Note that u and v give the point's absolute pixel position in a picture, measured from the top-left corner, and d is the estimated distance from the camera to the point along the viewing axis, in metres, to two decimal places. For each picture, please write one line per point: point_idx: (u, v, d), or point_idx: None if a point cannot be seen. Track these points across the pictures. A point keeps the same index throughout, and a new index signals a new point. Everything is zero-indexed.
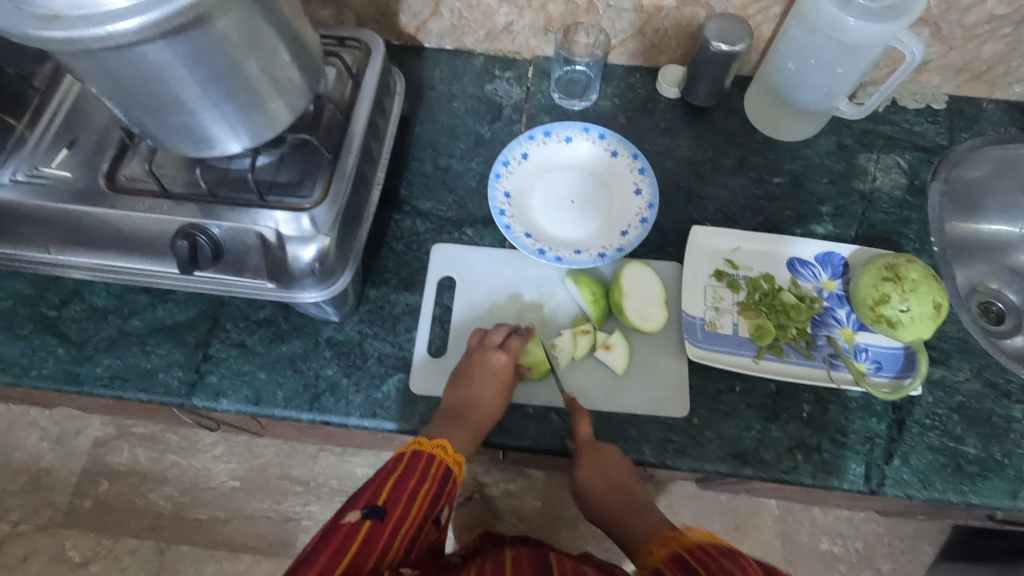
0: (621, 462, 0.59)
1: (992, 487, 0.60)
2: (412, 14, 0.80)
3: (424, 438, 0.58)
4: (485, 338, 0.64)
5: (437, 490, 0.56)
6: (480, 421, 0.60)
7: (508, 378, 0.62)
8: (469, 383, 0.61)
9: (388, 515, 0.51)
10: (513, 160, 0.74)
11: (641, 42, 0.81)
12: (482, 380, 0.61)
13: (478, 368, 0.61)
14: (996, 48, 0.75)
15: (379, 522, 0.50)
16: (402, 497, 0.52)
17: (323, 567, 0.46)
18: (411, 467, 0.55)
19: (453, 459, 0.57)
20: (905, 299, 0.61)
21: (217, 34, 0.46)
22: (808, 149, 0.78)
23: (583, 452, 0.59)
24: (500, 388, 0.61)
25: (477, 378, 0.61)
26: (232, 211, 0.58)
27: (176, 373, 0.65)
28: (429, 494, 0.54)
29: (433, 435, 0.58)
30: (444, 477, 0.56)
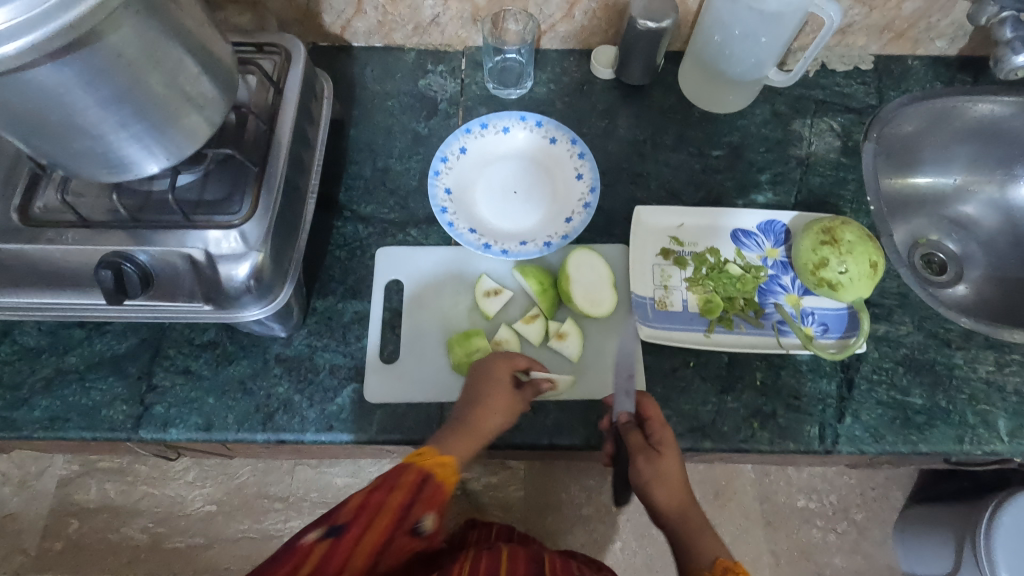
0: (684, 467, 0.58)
1: (939, 433, 0.62)
2: (335, 13, 0.78)
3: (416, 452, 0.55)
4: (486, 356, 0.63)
5: (410, 501, 0.52)
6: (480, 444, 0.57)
7: (509, 394, 0.59)
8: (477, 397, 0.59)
9: (348, 531, 0.48)
10: (451, 156, 0.73)
11: (571, 25, 0.80)
12: (502, 398, 0.59)
13: (502, 387, 0.59)
14: (914, 5, 0.76)
15: (337, 539, 0.47)
16: (370, 512, 0.50)
17: None
18: (401, 466, 0.53)
19: (434, 465, 0.54)
20: (843, 261, 0.61)
21: (112, 50, 0.43)
22: (744, 119, 0.79)
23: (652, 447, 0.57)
24: (507, 407, 0.59)
25: (501, 398, 0.59)
26: (157, 234, 0.56)
27: (120, 408, 0.63)
28: (400, 505, 0.51)
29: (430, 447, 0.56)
30: (420, 485, 0.52)
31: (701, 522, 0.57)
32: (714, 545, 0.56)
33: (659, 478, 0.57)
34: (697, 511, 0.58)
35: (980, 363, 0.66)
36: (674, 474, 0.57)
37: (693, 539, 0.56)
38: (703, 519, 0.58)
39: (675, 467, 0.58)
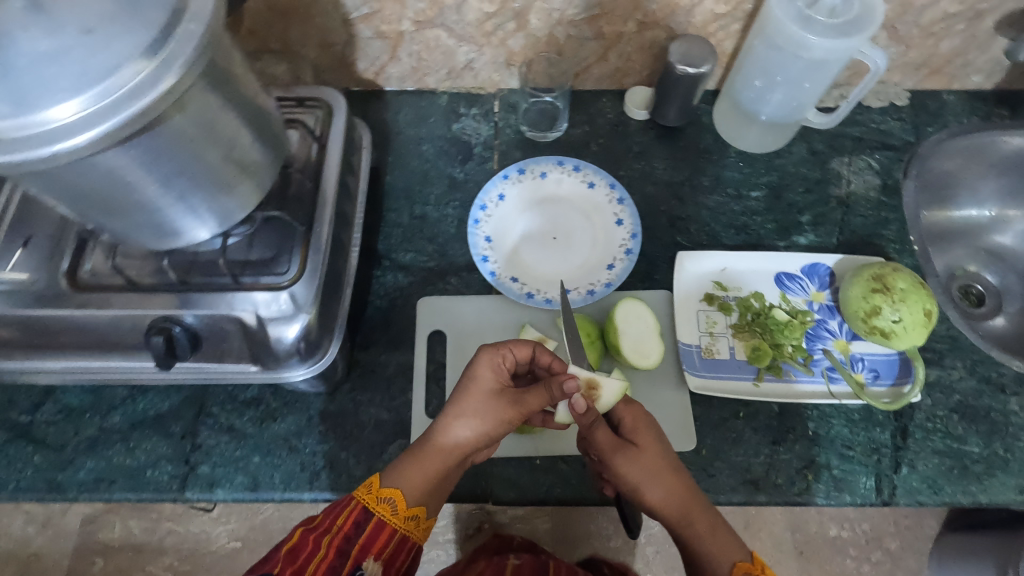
0: (674, 463, 0.57)
1: (999, 483, 0.61)
2: (370, 60, 0.78)
3: (369, 486, 0.54)
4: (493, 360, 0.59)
5: (352, 540, 0.51)
6: (454, 461, 0.56)
7: (491, 403, 0.56)
8: (451, 406, 0.57)
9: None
10: (490, 203, 0.73)
11: (605, 67, 0.79)
12: (488, 406, 0.56)
13: (481, 396, 0.57)
14: (953, 43, 0.75)
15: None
16: (303, 554, 0.50)
17: None
18: (329, 509, 0.53)
19: (385, 498, 0.53)
20: (896, 309, 0.60)
21: (177, 130, 0.43)
22: (782, 159, 0.78)
23: (630, 449, 0.56)
24: (491, 419, 0.56)
25: (481, 407, 0.56)
26: (206, 297, 0.55)
27: (165, 468, 0.62)
28: (334, 548, 0.50)
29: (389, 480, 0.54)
30: (361, 525, 0.52)
31: (708, 514, 0.55)
32: (729, 544, 0.54)
33: (642, 480, 0.55)
34: (700, 506, 0.55)
35: None
36: (653, 466, 0.56)
37: (699, 538, 0.54)
38: (708, 512, 0.55)
39: (654, 463, 0.56)
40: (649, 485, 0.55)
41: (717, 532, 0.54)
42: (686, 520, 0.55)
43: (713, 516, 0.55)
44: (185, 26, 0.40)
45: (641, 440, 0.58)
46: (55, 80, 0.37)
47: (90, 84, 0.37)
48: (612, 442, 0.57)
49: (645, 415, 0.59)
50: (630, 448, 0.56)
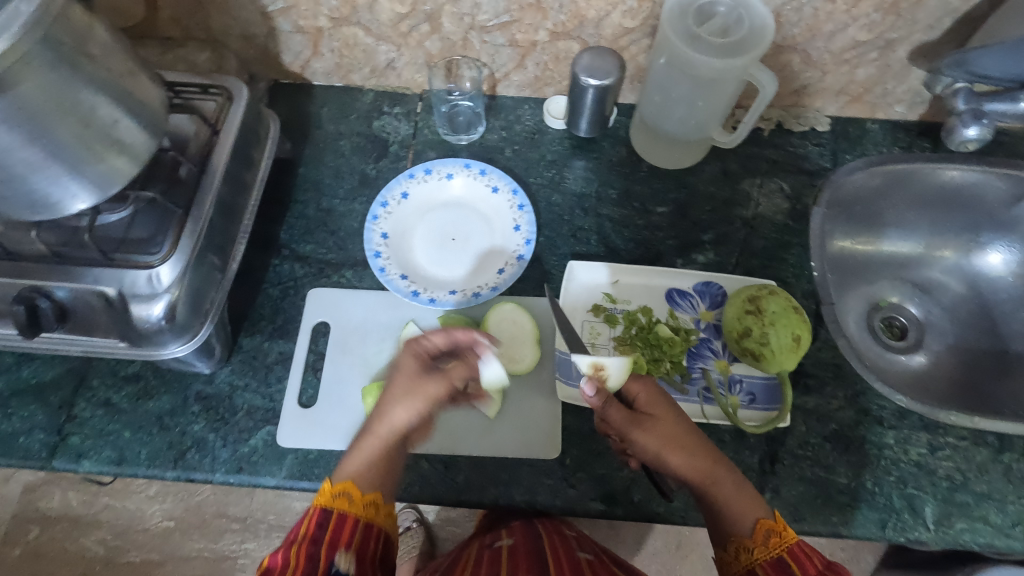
0: (691, 428, 0.57)
1: (861, 516, 0.60)
2: (293, 54, 0.80)
3: (323, 491, 0.54)
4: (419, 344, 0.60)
5: (321, 540, 0.51)
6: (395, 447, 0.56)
7: (419, 385, 0.57)
8: (383, 396, 0.58)
9: None
10: (392, 201, 0.74)
11: (524, 75, 0.80)
12: (406, 387, 0.57)
13: (407, 380, 0.58)
14: (868, 72, 0.75)
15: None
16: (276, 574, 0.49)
17: None
18: (293, 529, 0.52)
19: (340, 494, 0.53)
20: (765, 332, 0.60)
21: (17, 100, 0.45)
22: (692, 176, 0.78)
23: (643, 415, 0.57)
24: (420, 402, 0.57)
25: (405, 388, 0.57)
26: (74, 271, 0.56)
27: (37, 437, 0.63)
28: (303, 553, 0.50)
29: (341, 476, 0.55)
30: (322, 524, 0.52)
31: (732, 475, 0.55)
32: (752, 503, 0.54)
33: (667, 446, 0.55)
34: (725, 469, 0.56)
35: (912, 444, 0.64)
36: (672, 433, 0.56)
37: (726, 501, 0.54)
38: (731, 472, 0.55)
39: (672, 432, 0.56)
40: (669, 452, 0.55)
41: (743, 495, 0.54)
42: (713, 480, 0.55)
43: (736, 477, 0.55)
44: (15, 5, 0.42)
45: (656, 410, 0.58)
46: None
47: None
48: (624, 414, 0.56)
49: (651, 385, 0.59)
50: (645, 418, 0.56)
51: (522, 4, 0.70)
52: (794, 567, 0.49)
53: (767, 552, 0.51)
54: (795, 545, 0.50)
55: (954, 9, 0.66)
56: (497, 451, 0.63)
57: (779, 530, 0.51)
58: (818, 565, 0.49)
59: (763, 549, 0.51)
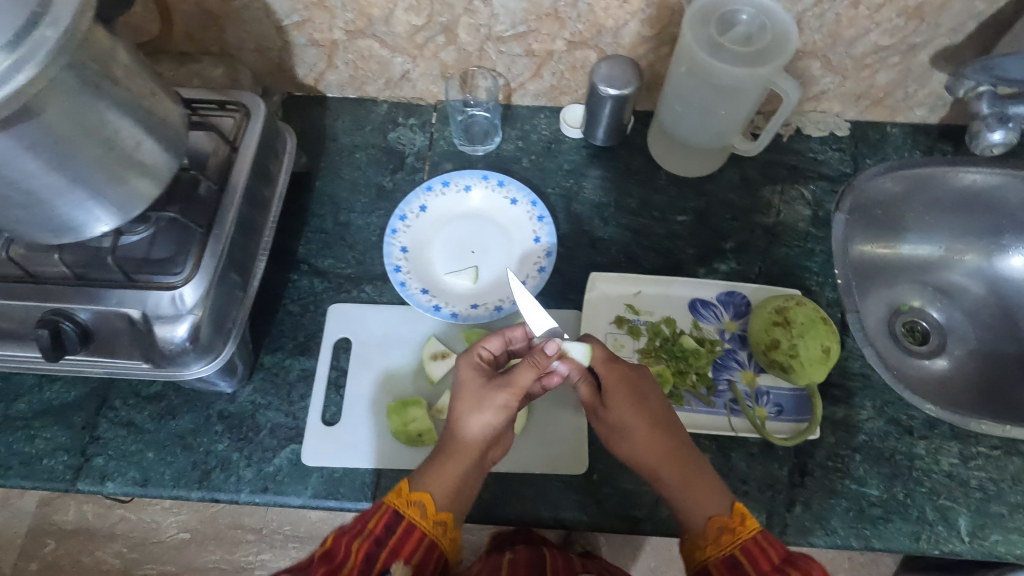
0: (655, 414, 0.58)
1: (893, 529, 0.60)
2: (307, 67, 0.79)
3: (399, 489, 0.55)
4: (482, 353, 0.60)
5: (383, 541, 0.52)
6: (472, 462, 0.56)
7: (487, 396, 0.57)
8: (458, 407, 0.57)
9: None
10: (410, 214, 0.73)
11: (540, 84, 0.79)
12: (489, 397, 0.56)
13: (474, 391, 0.57)
14: (889, 76, 0.74)
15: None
16: (337, 559, 0.51)
17: None
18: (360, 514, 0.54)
19: (410, 499, 0.54)
20: (794, 344, 0.59)
21: (42, 126, 0.44)
22: (712, 184, 0.77)
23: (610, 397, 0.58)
24: (490, 411, 0.56)
25: (484, 400, 0.56)
26: (98, 293, 0.56)
27: (61, 458, 0.63)
28: (363, 551, 0.51)
29: (415, 481, 0.55)
30: (389, 528, 0.53)
31: (691, 470, 0.55)
32: (710, 499, 0.54)
33: (620, 435, 0.57)
34: (687, 460, 0.56)
35: (943, 454, 0.63)
36: (631, 424, 0.57)
37: (682, 493, 0.55)
38: (689, 464, 0.56)
39: (632, 420, 0.57)
40: (623, 441, 0.57)
41: (703, 490, 0.55)
42: (663, 471, 0.56)
43: (695, 468, 0.56)
44: (42, 30, 0.41)
45: (619, 398, 0.58)
46: None
47: None
48: (588, 397, 0.60)
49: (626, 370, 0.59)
50: (609, 405, 0.58)
51: (539, 14, 0.69)
52: (743, 566, 0.51)
53: (717, 549, 0.52)
54: (750, 544, 0.51)
55: (979, 13, 0.65)
56: (524, 467, 0.62)
57: (734, 527, 0.52)
58: (770, 565, 0.50)
59: (715, 545, 0.52)
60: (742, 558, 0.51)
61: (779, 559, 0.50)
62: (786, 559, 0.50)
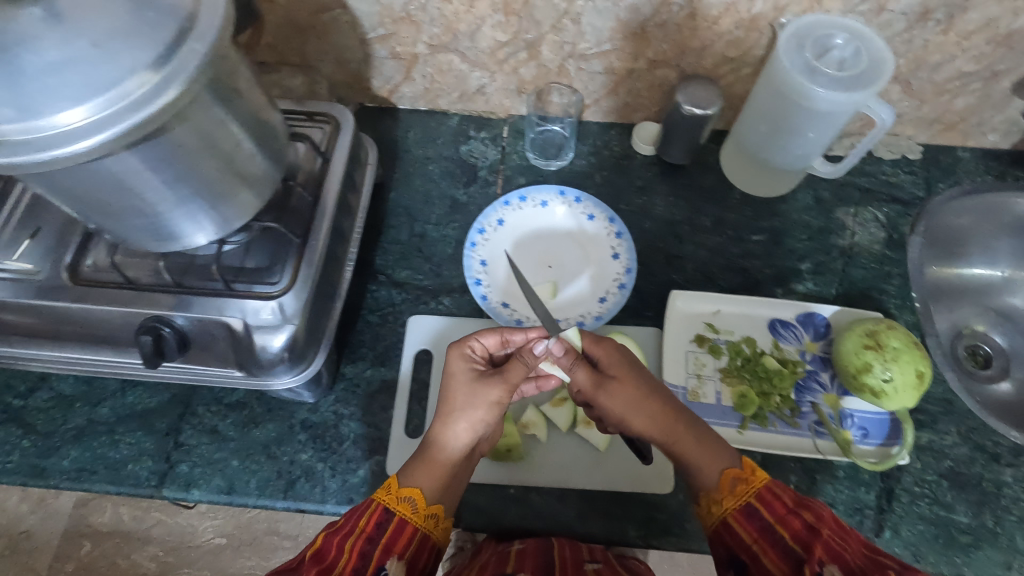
0: (649, 383, 0.56)
1: (984, 557, 0.59)
2: (385, 79, 0.80)
3: (387, 485, 0.52)
4: (470, 354, 0.57)
5: (375, 537, 0.49)
6: (461, 457, 0.54)
7: (473, 397, 0.54)
8: (441, 410, 0.55)
9: None
10: (488, 227, 0.74)
11: (615, 101, 0.80)
12: (472, 395, 0.54)
13: (464, 387, 0.55)
14: (967, 101, 0.74)
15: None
16: (330, 558, 0.48)
17: None
18: (344, 517, 0.51)
19: (399, 494, 0.52)
20: (887, 368, 0.59)
21: (175, 140, 0.45)
22: (786, 204, 0.78)
23: (606, 382, 0.55)
24: (484, 410, 0.54)
25: (467, 399, 0.54)
26: (197, 301, 0.56)
27: (146, 464, 0.63)
28: (357, 548, 0.48)
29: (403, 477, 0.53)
30: (381, 524, 0.50)
31: (692, 431, 0.54)
32: (716, 453, 0.53)
33: (627, 411, 0.54)
34: (691, 422, 0.54)
35: None
36: (634, 397, 0.54)
37: (694, 457, 0.53)
38: (693, 424, 0.54)
39: (635, 393, 0.54)
40: (631, 416, 0.55)
41: (704, 450, 0.53)
42: (674, 437, 0.54)
43: (701, 431, 0.54)
44: (190, 45, 0.42)
45: (615, 369, 0.56)
46: (57, 89, 0.39)
47: (92, 95, 0.39)
48: (585, 381, 0.56)
49: (615, 347, 0.57)
50: (609, 383, 0.55)
51: (625, 34, 0.70)
52: (763, 514, 0.48)
53: (735, 500, 0.50)
54: (766, 490, 0.49)
55: None
56: (611, 484, 0.62)
57: (747, 476, 0.50)
58: (785, 509, 0.48)
59: (732, 499, 0.50)
60: (766, 511, 0.48)
61: (795, 505, 0.48)
62: (803, 501, 0.48)
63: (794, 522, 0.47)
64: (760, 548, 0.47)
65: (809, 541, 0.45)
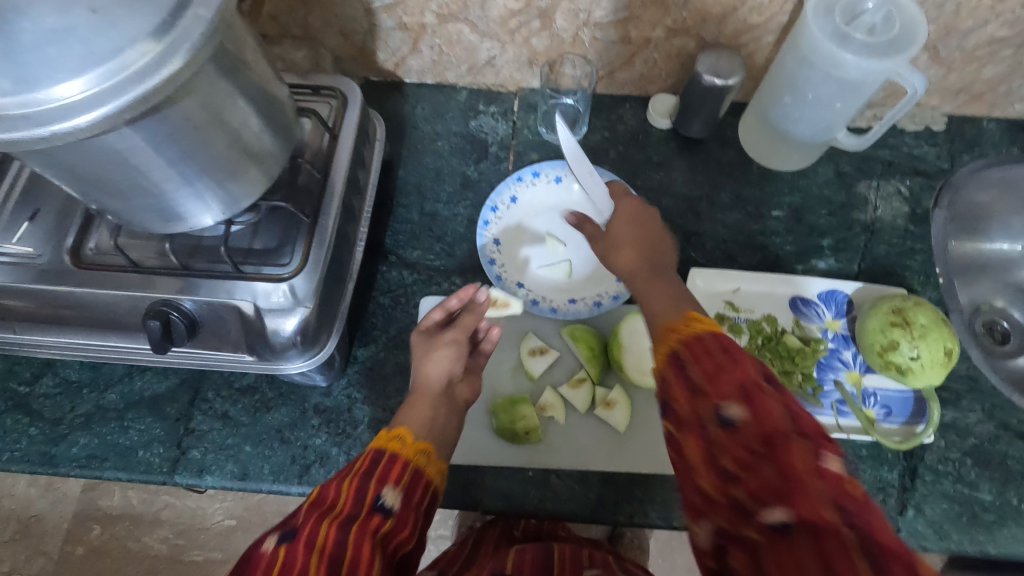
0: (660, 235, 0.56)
1: (1009, 535, 0.59)
2: (391, 51, 0.77)
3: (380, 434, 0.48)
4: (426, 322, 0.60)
5: (371, 474, 0.43)
6: (439, 391, 0.54)
7: (435, 347, 0.57)
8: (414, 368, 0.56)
9: (301, 531, 0.37)
10: (501, 205, 0.72)
11: (630, 73, 0.77)
12: (430, 347, 0.57)
13: (422, 346, 0.58)
14: (997, 69, 0.72)
15: (292, 543, 0.37)
16: (326, 503, 0.40)
17: None
18: (325, 482, 0.43)
19: (391, 437, 0.47)
20: (915, 346, 0.58)
21: (182, 115, 0.42)
22: (807, 179, 0.76)
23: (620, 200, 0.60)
24: (444, 348, 0.57)
25: (429, 352, 0.57)
26: (205, 284, 0.54)
27: (157, 450, 0.62)
28: (353, 486, 0.42)
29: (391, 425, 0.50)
30: (376, 461, 0.44)
31: (659, 285, 0.49)
32: (676, 303, 0.45)
33: (628, 240, 0.55)
34: (672, 283, 0.48)
35: None
36: (630, 243, 0.55)
37: (651, 300, 0.47)
38: (670, 282, 0.49)
39: (637, 242, 0.55)
40: (616, 251, 0.55)
41: (659, 287, 0.48)
42: (640, 282, 0.51)
43: (676, 287, 0.48)
44: (194, 11, 0.40)
45: (617, 227, 0.57)
46: (57, 58, 0.36)
47: (94, 65, 0.37)
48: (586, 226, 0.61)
49: (629, 202, 0.59)
50: (616, 225, 0.57)
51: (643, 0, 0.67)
52: (691, 368, 0.37)
53: (684, 331, 0.40)
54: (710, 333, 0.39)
55: None
56: (633, 467, 0.61)
57: (681, 326, 0.40)
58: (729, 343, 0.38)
59: (684, 327, 0.40)
60: (688, 354, 0.38)
61: (724, 343, 0.38)
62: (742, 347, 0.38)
63: (711, 370, 0.36)
64: (685, 408, 0.36)
65: (743, 389, 0.35)
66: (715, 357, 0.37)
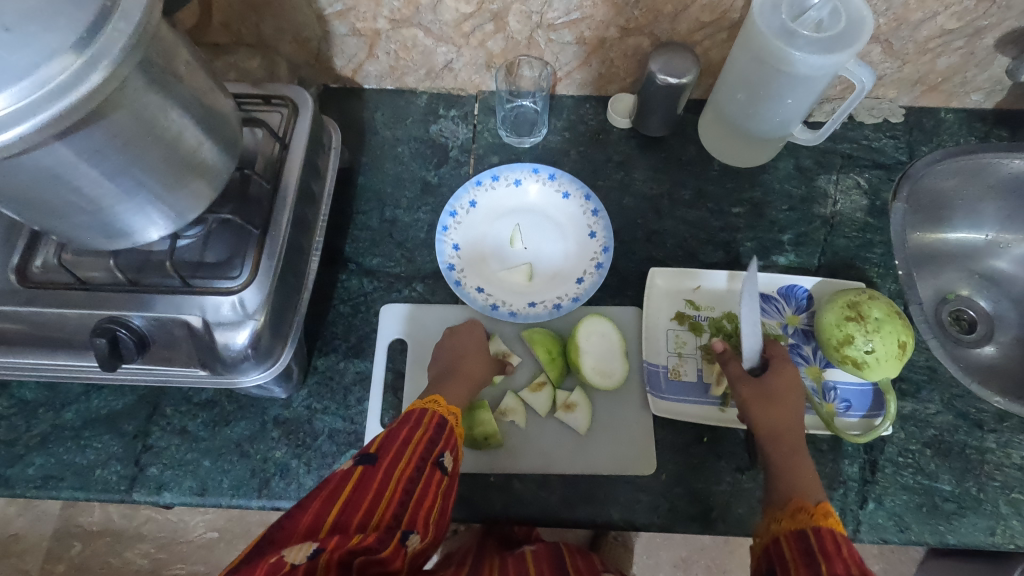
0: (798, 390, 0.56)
1: (968, 524, 0.59)
2: (347, 57, 0.76)
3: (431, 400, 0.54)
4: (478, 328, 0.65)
5: (435, 434, 0.49)
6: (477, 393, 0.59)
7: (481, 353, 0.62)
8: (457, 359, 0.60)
9: (383, 458, 0.45)
10: (460, 210, 0.71)
11: (589, 72, 0.77)
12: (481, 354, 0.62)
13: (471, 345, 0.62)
14: (950, 60, 0.72)
15: (373, 465, 0.45)
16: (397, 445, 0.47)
17: (316, 511, 0.41)
18: (397, 424, 0.49)
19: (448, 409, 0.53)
20: (869, 339, 0.58)
21: (109, 130, 0.42)
22: (767, 174, 0.76)
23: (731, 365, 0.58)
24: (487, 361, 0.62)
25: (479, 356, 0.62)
26: (153, 300, 0.54)
27: (115, 468, 0.61)
28: (423, 436, 0.48)
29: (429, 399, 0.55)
30: (440, 425, 0.50)
31: (796, 458, 0.52)
32: (809, 488, 0.49)
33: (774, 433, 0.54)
34: (803, 458, 0.53)
35: (1015, 447, 0.62)
36: (781, 401, 0.55)
37: (783, 484, 0.50)
38: (800, 453, 0.53)
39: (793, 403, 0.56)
40: (765, 409, 0.55)
41: (804, 469, 0.51)
42: (777, 443, 0.54)
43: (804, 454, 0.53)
44: (114, 23, 0.39)
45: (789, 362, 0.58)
46: None
47: (7, 83, 0.36)
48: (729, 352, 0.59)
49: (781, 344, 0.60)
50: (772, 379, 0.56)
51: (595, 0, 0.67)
52: (812, 541, 0.43)
53: (809, 521, 0.45)
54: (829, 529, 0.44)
55: None
56: (594, 468, 0.61)
57: (818, 514, 0.45)
58: (853, 561, 0.40)
59: (793, 519, 0.46)
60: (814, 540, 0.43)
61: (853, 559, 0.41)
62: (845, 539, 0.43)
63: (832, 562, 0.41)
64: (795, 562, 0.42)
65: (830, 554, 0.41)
66: (840, 547, 0.42)
